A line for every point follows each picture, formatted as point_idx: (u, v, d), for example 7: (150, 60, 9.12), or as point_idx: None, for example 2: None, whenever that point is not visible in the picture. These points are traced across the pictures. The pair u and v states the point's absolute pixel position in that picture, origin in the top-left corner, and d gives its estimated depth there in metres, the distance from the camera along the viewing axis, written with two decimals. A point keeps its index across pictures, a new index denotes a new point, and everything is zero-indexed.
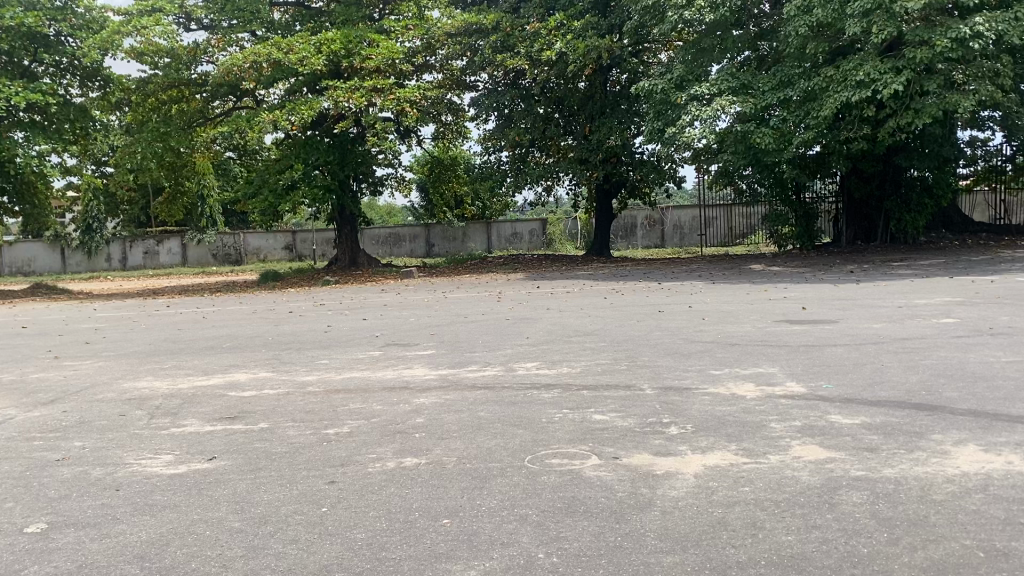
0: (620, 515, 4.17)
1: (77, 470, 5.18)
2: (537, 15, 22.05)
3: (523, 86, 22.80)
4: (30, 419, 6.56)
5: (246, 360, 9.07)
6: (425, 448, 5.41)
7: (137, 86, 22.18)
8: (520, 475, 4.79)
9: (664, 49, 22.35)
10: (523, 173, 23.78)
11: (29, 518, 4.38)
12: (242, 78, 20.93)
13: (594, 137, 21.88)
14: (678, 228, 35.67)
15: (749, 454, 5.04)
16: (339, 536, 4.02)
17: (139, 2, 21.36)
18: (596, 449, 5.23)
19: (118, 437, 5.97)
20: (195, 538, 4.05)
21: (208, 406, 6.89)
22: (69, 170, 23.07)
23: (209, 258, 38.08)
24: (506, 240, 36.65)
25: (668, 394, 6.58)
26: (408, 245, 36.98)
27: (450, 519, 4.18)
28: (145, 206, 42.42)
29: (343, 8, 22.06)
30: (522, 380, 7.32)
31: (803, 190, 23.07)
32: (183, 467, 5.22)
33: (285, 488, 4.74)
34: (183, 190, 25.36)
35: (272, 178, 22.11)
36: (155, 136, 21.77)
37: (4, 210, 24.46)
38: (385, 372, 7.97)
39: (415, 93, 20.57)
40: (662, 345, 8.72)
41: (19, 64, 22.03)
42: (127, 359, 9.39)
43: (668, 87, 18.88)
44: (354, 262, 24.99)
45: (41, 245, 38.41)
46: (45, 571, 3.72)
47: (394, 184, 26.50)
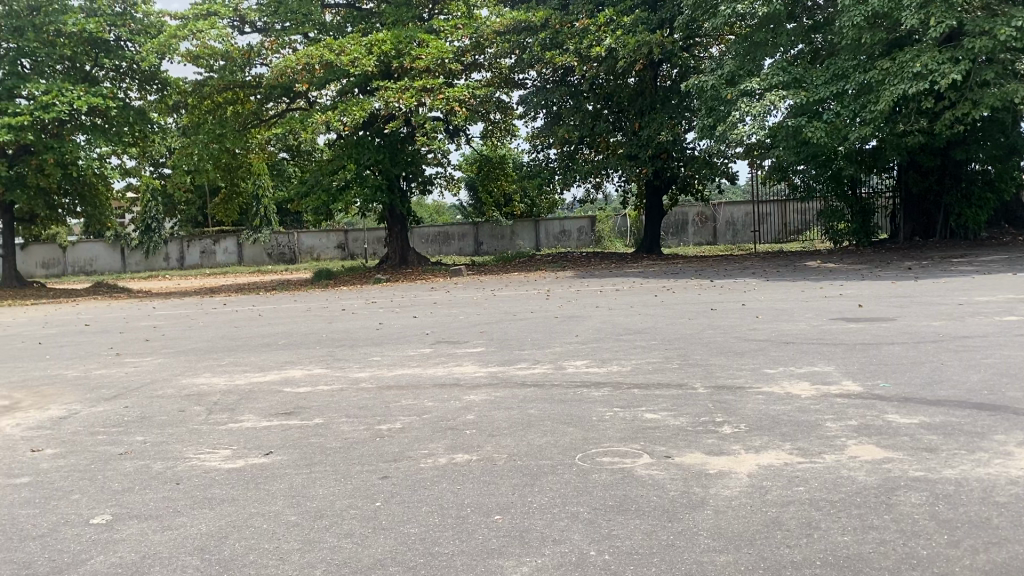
0: (673, 513, 4.15)
1: (139, 464, 5.31)
2: (585, 11, 21.92)
3: (572, 83, 22.79)
4: (94, 414, 6.77)
5: (300, 357, 9.22)
6: (477, 445, 5.44)
7: (193, 89, 22.70)
8: (571, 473, 4.79)
9: (716, 42, 22.13)
10: (571, 170, 23.65)
11: (94, 509, 4.52)
12: (295, 79, 21.25)
13: (644, 132, 21.68)
14: (730, 224, 35.24)
15: (804, 454, 4.97)
16: (393, 531, 4.07)
17: (196, 6, 21.82)
18: (647, 448, 5.20)
19: (177, 432, 6.11)
20: (252, 531, 4.14)
21: (264, 402, 7.02)
22: (129, 171, 23.70)
23: (263, 258, 38.78)
24: (554, 238, 36.61)
25: (721, 393, 6.52)
26: (456, 244, 37.16)
27: (502, 515, 4.21)
28: (202, 206, 43.31)
29: (393, 8, 22.27)
30: (572, 378, 7.31)
31: (859, 185, 22.73)
32: (240, 461, 5.33)
33: (340, 482, 4.82)
34: (238, 191, 25.83)
35: (325, 178, 22.44)
36: (211, 137, 22.24)
37: (67, 211, 25.20)
38: (436, 370, 8.03)
39: (465, 92, 20.60)
40: (714, 344, 8.63)
41: (81, 69, 22.76)
42: (186, 356, 9.61)
43: (718, 83, 18.63)
44: (404, 261, 25.16)
45: (102, 245, 39.50)
46: (111, 561, 3.84)
47: (443, 182, 26.64)
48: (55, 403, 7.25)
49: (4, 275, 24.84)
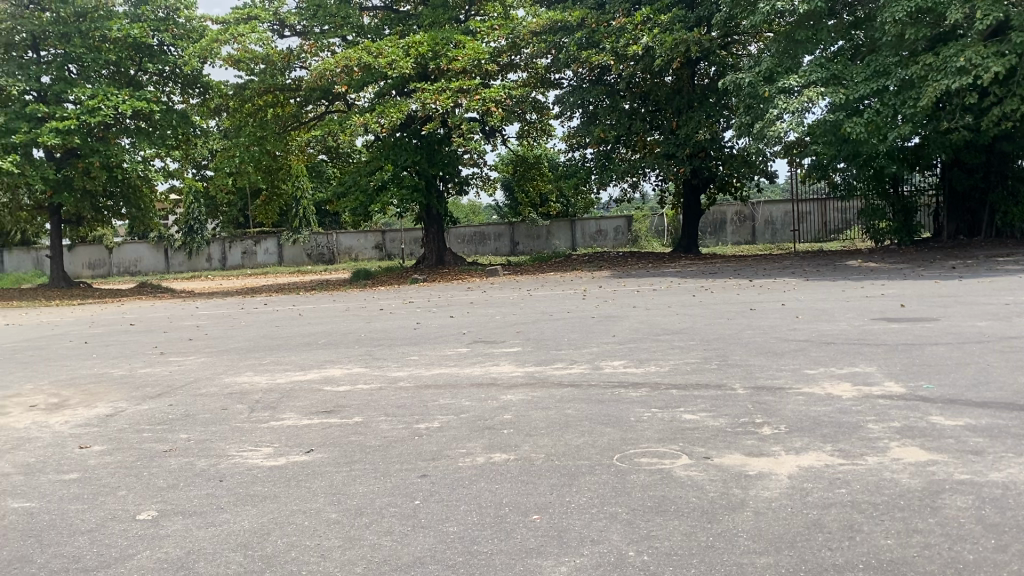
0: (712, 515, 4.13)
1: (183, 461, 5.42)
2: (622, 10, 21.78)
3: (608, 82, 22.71)
4: (140, 412, 6.91)
5: (340, 356, 9.31)
6: (514, 444, 5.45)
7: (234, 92, 23.04)
8: (609, 473, 4.79)
9: (754, 40, 21.99)
10: (608, 169, 23.53)
11: (140, 505, 4.61)
12: (334, 82, 21.46)
13: (682, 131, 21.52)
14: (769, 223, 34.86)
15: (845, 455, 4.91)
16: (432, 529, 4.10)
17: (237, 12, 22.16)
18: (686, 449, 5.17)
19: (221, 430, 6.21)
20: (294, 528, 4.19)
21: (305, 400, 7.11)
22: (172, 174, 24.12)
23: (303, 258, 39.14)
24: (591, 238, 36.54)
25: (760, 394, 6.47)
26: (493, 244, 37.30)
27: (540, 514, 4.22)
28: (243, 207, 43.93)
29: (430, 10, 22.37)
30: (610, 379, 7.30)
31: (900, 183, 22.38)
32: (282, 458, 5.41)
33: (379, 480, 4.86)
34: (278, 193, 26.17)
35: (363, 179, 22.66)
36: (252, 140, 22.61)
37: (113, 213, 25.72)
38: (473, 369, 8.06)
39: (501, 93, 20.63)
40: (753, 344, 8.56)
41: (125, 74, 23.25)
42: (229, 355, 9.76)
43: (756, 80, 18.43)
44: (441, 261, 25.29)
45: (147, 246, 40.30)
46: (157, 557, 3.91)
47: (479, 183, 26.72)
48: (102, 400, 7.41)
49: (52, 275, 25.44)
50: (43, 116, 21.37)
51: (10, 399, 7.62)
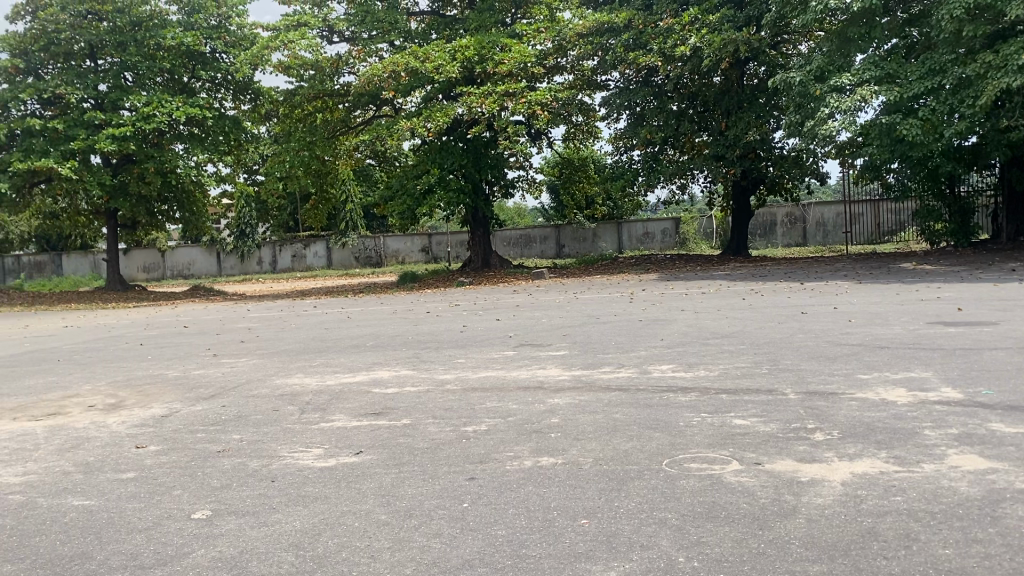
0: (763, 521, 4.07)
1: (236, 462, 5.51)
2: (670, 11, 21.58)
3: (655, 83, 22.52)
4: (194, 413, 7.04)
5: (388, 358, 9.39)
6: (562, 448, 5.44)
7: (285, 99, 23.39)
8: (659, 478, 4.75)
9: (805, 39, 21.75)
10: (655, 171, 23.26)
11: (195, 505, 4.70)
12: (381, 87, 21.65)
13: (731, 132, 21.28)
14: (821, 225, 34.28)
15: (901, 462, 4.81)
16: (481, 532, 4.11)
17: (286, 18, 22.47)
18: (736, 454, 5.11)
19: (272, 431, 6.30)
20: (344, 529, 4.24)
21: (354, 402, 7.18)
22: (224, 179, 24.57)
23: (352, 261, 39.60)
24: (638, 240, 36.35)
25: (812, 399, 6.36)
26: (538, 246, 37.35)
27: (589, 519, 4.20)
28: (293, 211, 44.61)
29: (476, 14, 22.44)
30: (658, 383, 7.24)
31: (956, 184, 21.88)
32: (332, 460, 5.47)
33: (428, 483, 4.89)
34: (328, 198, 26.46)
35: (410, 183, 22.87)
36: (302, 145, 22.94)
37: (166, 217, 26.28)
38: (520, 372, 8.07)
39: (547, 95, 20.63)
40: (805, 348, 8.43)
41: (179, 81, 23.85)
42: (279, 357, 9.90)
43: (807, 78, 18.13)
44: (487, 263, 25.33)
45: (200, 250, 41.19)
46: (212, 555, 3.98)
47: (525, 186, 26.76)
48: (157, 401, 7.57)
49: (109, 278, 26.09)
50: (100, 123, 21.97)
51: (70, 399, 7.83)
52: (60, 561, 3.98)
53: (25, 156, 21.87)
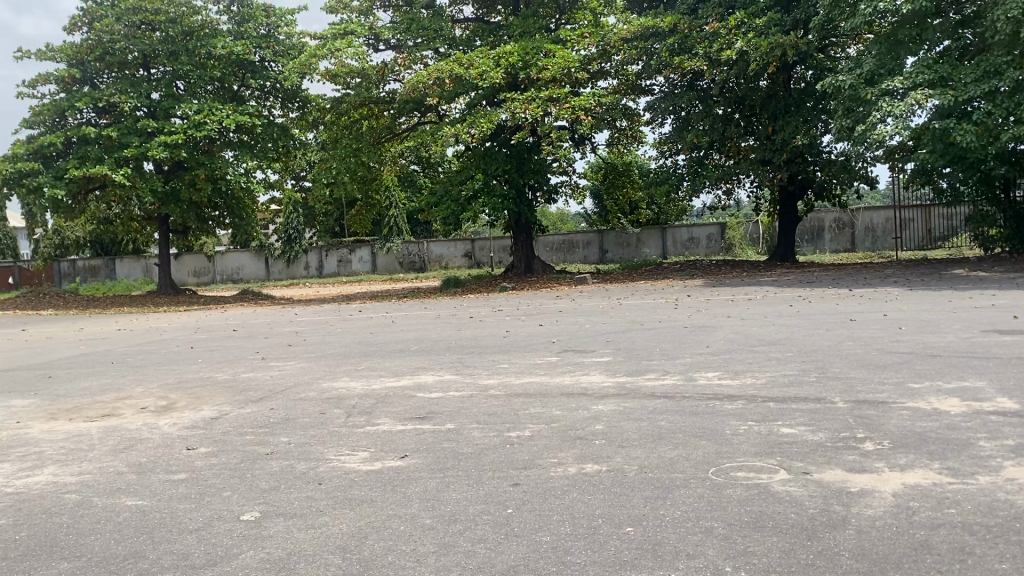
0: (812, 531, 4.01)
1: (284, 464, 5.59)
2: (716, 14, 21.45)
3: (701, 88, 22.32)
4: (243, 415, 7.15)
5: (432, 363, 9.44)
6: (606, 456, 5.42)
7: (331, 106, 23.69)
8: (705, 487, 4.71)
9: (853, 42, 21.47)
10: (701, 176, 23.02)
11: (244, 506, 4.77)
12: (426, 94, 21.81)
13: (778, 136, 21.02)
14: (871, 230, 33.66)
15: (955, 474, 4.70)
16: (525, 539, 4.11)
17: (334, 27, 22.76)
18: (784, 463, 5.05)
19: (320, 433, 6.39)
20: (390, 532, 4.27)
21: (399, 406, 7.24)
22: (272, 185, 24.96)
23: (396, 266, 40.01)
24: (682, 245, 36.14)
25: (862, 408, 6.25)
26: (582, 251, 37.36)
27: (634, 527, 4.18)
28: (339, 216, 45.15)
29: (521, 20, 22.47)
30: (704, 391, 7.16)
31: (1012, 188, 21.37)
32: (377, 464, 5.51)
33: (473, 488, 4.91)
34: (374, 204, 26.67)
35: (454, 189, 22.97)
36: (348, 152, 23.22)
37: (216, 223, 26.74)
38: (563, 378, 8.05)
39: (591, 100, 20.60)
40: (854, 356, 8.29)
41: (230, 90, 24.33)
42: (325, 361, 10.02)
43: (857, 82, 17.81)
44: (529, 268, 25.32)
45: (247, 255, 41.86)
46: (260, 557, 4.04)
47: (568, 191, 26.77)
48: (208, 403, 7.71)
49: (160, 283, 26.67)
50: (152, 131, 22.48)
51: (124, 400, 8.03)
52: (114, 560, 4.07)
53: (81, 163, 22.48)
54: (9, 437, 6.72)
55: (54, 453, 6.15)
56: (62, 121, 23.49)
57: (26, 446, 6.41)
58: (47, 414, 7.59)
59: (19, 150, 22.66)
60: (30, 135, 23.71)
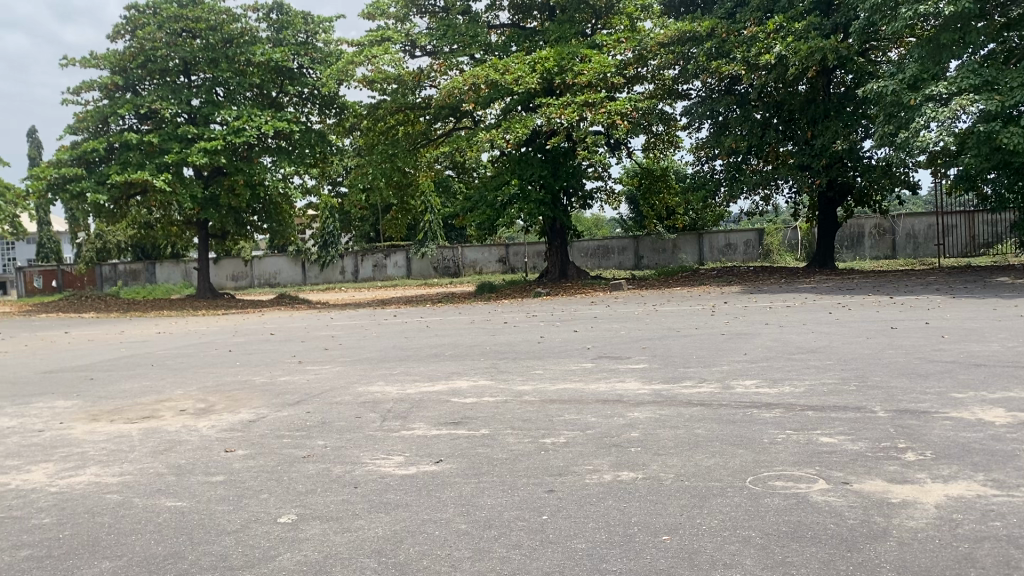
0: (852, 543, 3.95)
1: (320, 467, 5.63)
2: (754, 19, 21.32)
3: (738, 92, 22.15)
4: (280, 418, 7.22)
5: (467, 368, 9.46)
6: (642, 463, 5.37)
7: (369, 112, 23.92)
8: (742, 496, 4.66)
9: (895, 46, 21.25)
10: (738, 181, 22.80)
11: (281, 509, 4.82)
12: (462, 100, 21.89)
13: (817, 141, 20.77)
14: (912, 237, 33.14)
15: (1000, 486, 4.59)
16: (560, 545, 4.10)
17: (371, 34, 22.96)
18: (823, 473, 4.97)
19: (355, 437, 6.43)
20: (425, 537, 4.28)
21: (435, 411, 7.26)
22: (310, 191, 25.22)
23: (431, 271, 40.24)
24: (719, 251, 35.87)
25: (903, 417, 6.14)
26: (616, 257, 37.23)
27: (670, 535, 4.14)
28: (375, 222, 45.48)
29: (557, 26, 22.50)
30: (741, 399, 7.08)
31: None
32: (412, 468, 5.52)
33: (507, 494, 4.90)
34: (409, 209, 26.79)
35: (490, 195, 23.00)
36: (384, 158, 23.40)
37: (255, 228, 27.01)
38: (598, 385, 8.00)
39: (627, 105, 20.51)
40: (895, 365, 8.14)
41: (268, 96, 24.69)
42: (361, 365, 10.08)
43: (900, 87, 17.53)
44: (564, 274, 25.25)
45: (285, 260, 42.26)
46: (296, 559, 4.07)
47: (604, 197, 26.69)
48: (246, 406, 7.78)
49: (199, 287, 27.07)
50: (193, 137, 22.85)
51: (164, 402, 8.14)
52: (154, 560, 4.13)
53: (123, 168, 22.91)
54: (52, 437, 6.85)
55: (96, 453, 6.26)
56: (105, 127, 24.02)
57: (68, 446, 6.53)
58: (90, 415, 7.72)
59: (64, 156, 23.16)
60: (74, 141, 24.27)
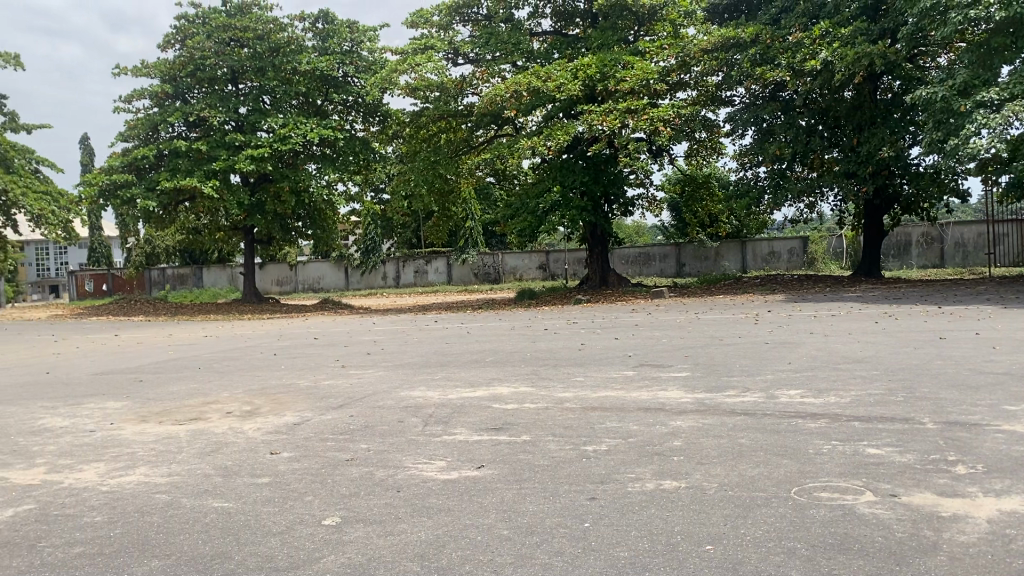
0: (900, 556, 3.88)
1: (364, 471, 5.68)
2: (799, 25, 21.11)
3: (783, 98, 21.91)
4: (325, 422, 7.30)
5: (508, 374, 9.48)
6: (685, 472, 5.34)
7: (411, 120, 24.09)
8: (787, 507, 4.60)
9: (945, 51, 20.93)
10: (782, 188, 22.51)
11: (325, 511, 4.88)
12: (504, 107, 21.95)
13: (863, 148, 20.43)
14: (960, 246, 32.44)
15: None
16: (603, 553, 4.09)
17: (414, 42, 23.15)
18: (870, 485, 4.89)
19: (397, 441, 6.48)
20: (467, 542, 4.30)
21: (475, 416, 7.28)
22: (353, 198, 25.49)
23: (471, 277, 40.44)
24: (762, 259, 35.51)
25: (953, 429, 6.02)
26: (658, 265, 36.99)
27: (714, 545, 4.11)
28: (416, 228, 45.77)
29: (599, 33, 22.49)
30: (785, 409, 7.00)
31: None
32: (454, 473, 5.56)
33: (549, 500, 4.90)
34: (450, 216, 26.92)
35: (532, 202, 23.01)
36: (426, 165, 23.57)
37: (299, 234, 27.31)
38: (640, 393, 7.97)
39: (670, 111, 20.35)
40: (944, 376, 7.98)
41: (314, 104, 25.07)
42: (402, 370, 10.15)
43: (950, 94, 17.17)
44: (604, 282, 25.13)
45: (328, 265, 42.73)
46: (341, 561, 4.12)
47: (645, 204, 26.58)
48: (290, 409, 7.89)
49: (245, 292, 27.47)
50: (240, 144, 23.24)
51: (211, 405, 8.27)
52: (201, 560, 4.20)
53: (172, 175, 23.38)
54: (103, 437, 7.01)
55: (146, 454, 6.39)
56: (155, 135, 24.58)
57: (119, 446, 6.68)
58: (139, 415, 7.89)
59: (115, 162, 23.72)
60: (125, 148, 24.83)
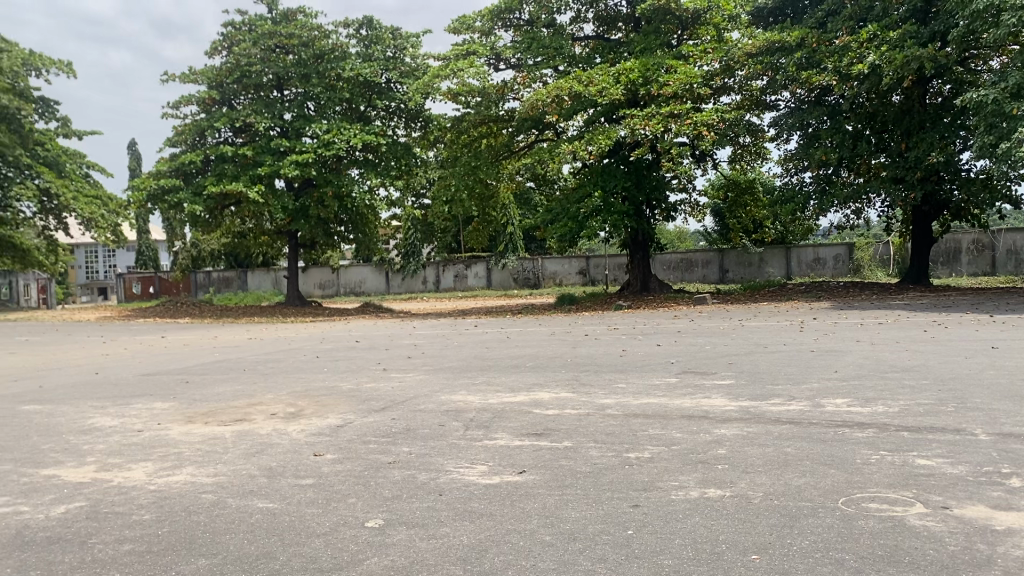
0: (954, 570, 3.78)
1: (406, 474, 5.69)
2: (846, 28, 20.80)
3: (829, 103, 21.61)
4: (366, 424, 7.35)
5: (549, 380, 9.44)
6: (730, 481, 5.27)
7: (453, 125, 24.23)
8: (834, 517, 4.52)
9: (996, 54, 20.52)
10: (828, 194, 22.21)
11: (369, 513, 4.90)
12: (545, 112, 21.91)
13: (911, 153, 20.06)
14: (1014, 252, 31.54)
15: None
16: (647, 561, 4.05)
17: (456, 48, 23.28)
18: (921, 496, 4.79)
19: (439, 445, 6.50)
20: (510, 547, 4.29)
21: (516, 422, 7.26)
22: (394, 203, 25.69)
23: (511, 282, 40.55)
24: (807, 266, 35.11)
25: (1007, 441, 5.86)
26: (701, 270, 37.16)
27: (760, 555, 4.05)
28: (456, 232, 45.97)
29: (642, 37, 22.42)
30: (832, 418, 6.88)
31: None
32: (496, 478, 5.55)
33: (592, 507, 4.87)
34: (491, 222, 27.00)
35: (572, 207, 22.89)
36: (467, 170, 23.67)
37: (341, 238, 27.62)
38: (683, 400, 7.90)
39: (713, 116, 20.07)
40: (997, 386, 7.78)
41: (357, 110, 25.30)
42: (443, 373, 10.19)
43: (1001, 96, 16.81)
44: (646, 287, 24.95)
45: (370, 270, 43.28)
46: (385, 564, 4.13)
47: (688, 209, 26.37)
48: (333, 411, 7.96)
49: (289, 295, 27.87)
50: (285, 150, 23.56)
51: (256, 406, 8.38)
52: (246, 560, 4.24)
53: (218, 179, 23.78)
54: (151, 437, 7.13)
55: (192, 454, 6.48)
56: (201, 140, 24.99)
57: (166, 445, 6.79)
58: (185, 416, 8.02)
59: (163, 167, 24.20)
60: (172, 153, 25.30)
